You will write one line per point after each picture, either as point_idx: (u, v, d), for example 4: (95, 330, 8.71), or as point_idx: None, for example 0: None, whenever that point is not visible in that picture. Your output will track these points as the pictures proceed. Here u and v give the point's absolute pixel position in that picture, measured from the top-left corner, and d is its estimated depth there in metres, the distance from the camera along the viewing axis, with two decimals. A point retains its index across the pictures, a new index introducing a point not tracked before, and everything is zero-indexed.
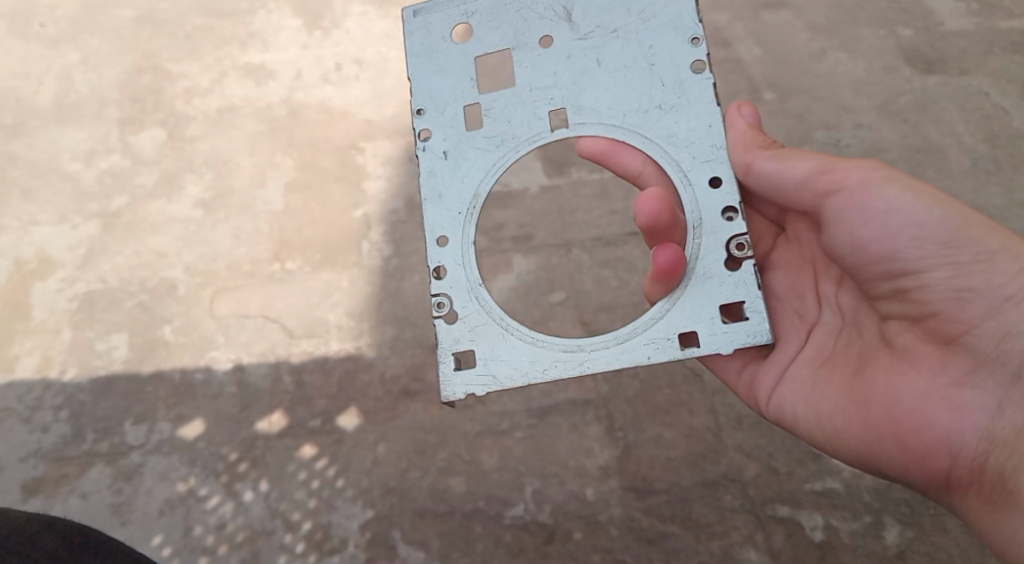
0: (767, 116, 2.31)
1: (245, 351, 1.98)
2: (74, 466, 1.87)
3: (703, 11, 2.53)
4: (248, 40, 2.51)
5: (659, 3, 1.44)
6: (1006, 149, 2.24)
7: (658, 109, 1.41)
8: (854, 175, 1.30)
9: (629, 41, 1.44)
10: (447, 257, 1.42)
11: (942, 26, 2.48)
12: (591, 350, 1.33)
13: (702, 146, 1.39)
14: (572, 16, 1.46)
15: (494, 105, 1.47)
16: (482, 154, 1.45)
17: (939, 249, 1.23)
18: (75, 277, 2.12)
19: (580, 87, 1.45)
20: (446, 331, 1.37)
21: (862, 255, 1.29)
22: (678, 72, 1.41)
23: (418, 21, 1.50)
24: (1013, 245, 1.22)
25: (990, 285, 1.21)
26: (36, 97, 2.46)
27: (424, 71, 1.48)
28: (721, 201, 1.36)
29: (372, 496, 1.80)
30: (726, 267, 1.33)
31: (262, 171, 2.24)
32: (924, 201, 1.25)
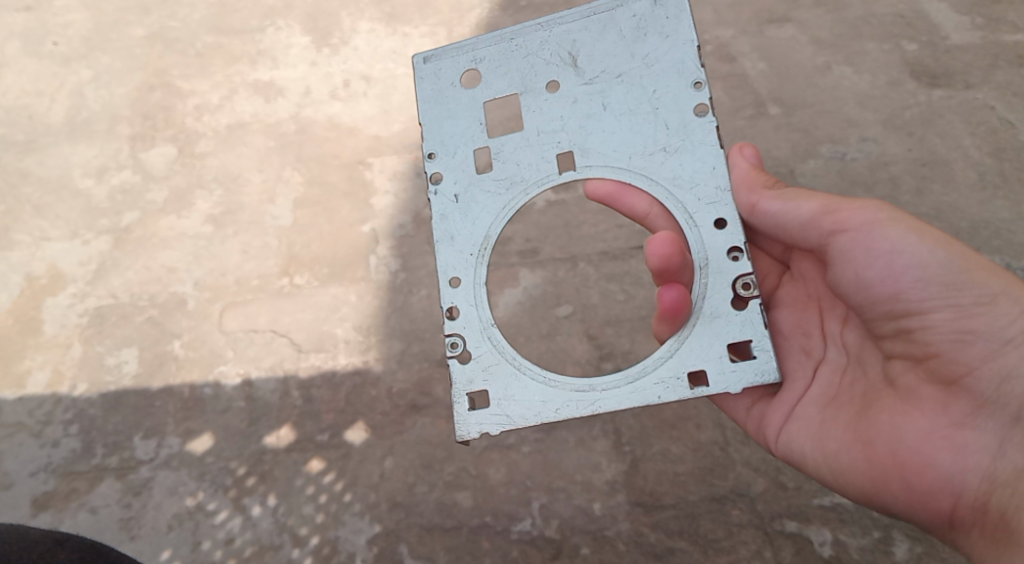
0: (772, 131, 2.33)
1: (253, 365, 2.00)
2: (83, 480, 1.88)
3: (708, 26, 2.55)
4: (257, 57, 2.54)
5: (662, 48, 1.46)
6: (1011, 162, 2.24)
7: (662, 152, 1.43)
8: (858, 215, 1.34)
9: (633, 85, 1.46)
10: (460, 298, 1.45)
11: (946, 40, 2.49)
12: (602, 389, 1.36)
13: (707, 188, 1.40)
14: (577, 62, 1.49)
15: (503, 148, 1.50)
16: (492, 197, 1.49)
17: (940, 290, 1.28)
18: (86, 292, 2.14)
19: (586, 131, 1.47)
20: (460, 371, 1.41)
21: (867, 294, 1.34)
22: (682, 116, 1.43)
23: (429, 67, 1.55)
24: (1013, 288, 1.25)
25: (991, 327, 1.24)
26: (48, 115, 2.49)
27: (435, 117, 1.53)
28: (726, 241, 1.37)
29: (379, 511, 1.80)
30: (733, 306, 1.34)
31: (272, 187, 2.26)
32: (927, 242, 1.29)
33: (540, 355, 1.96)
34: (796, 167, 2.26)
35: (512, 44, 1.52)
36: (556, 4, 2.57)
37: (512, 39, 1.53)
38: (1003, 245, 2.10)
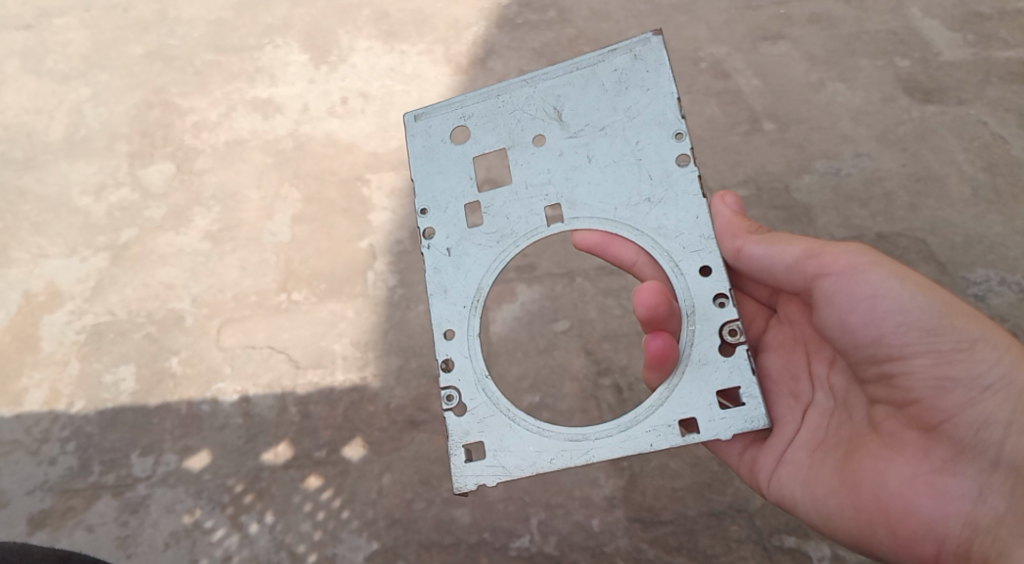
0: (767, 146, 2.35)
1: (251, 382, 1.99)
2: (80, 498, 1.87)
3: (702, 44, 2.59)
4: (255, 75, 2.57)
5: (643, 101, 1.47)
6: (1005, 177, 2.26)
7: (647, 203, 1.44)
8: (842, 259, 1.36)
9: (616, 138, 1.47)
10: (454, 350, 1.46)
11: (938, 57, 2.53)
12: (595, 438, 1.36)
13: (691, 237, 1.41)
14: (562, 115, 1.51)
15: (493, 202, 1.52)
16: (483, 250, 1.50)
17: (922, 337, 1.30)
18: (84, 309, 2.14)
19: (573, 183, 1.49)
20: (456, 423, 1.41)
21: (851, 339, 1.36)
22: (665, 167, 1.45)
23: (419, 125, 1.57)
24: (990, 335, 1.29)
25: (970, 374, 1.28)
26: (47, 132, 2.50)
27: (426, 173, 1.55)
28: (711, 288, 1.38)
29: (377, 528, 1.79)
30: (720, 352, 1.35)
31: (270, 204, 2.27)
32: (909, 289, 1.32)
33: (538, 370, 1.96)
34: (792, 183, 2.28)
35: (499, 101, 1.55)
36: (551, 23, 2.68)
37: (498, 95, 1.55)
38: (998, 259, 2.11)
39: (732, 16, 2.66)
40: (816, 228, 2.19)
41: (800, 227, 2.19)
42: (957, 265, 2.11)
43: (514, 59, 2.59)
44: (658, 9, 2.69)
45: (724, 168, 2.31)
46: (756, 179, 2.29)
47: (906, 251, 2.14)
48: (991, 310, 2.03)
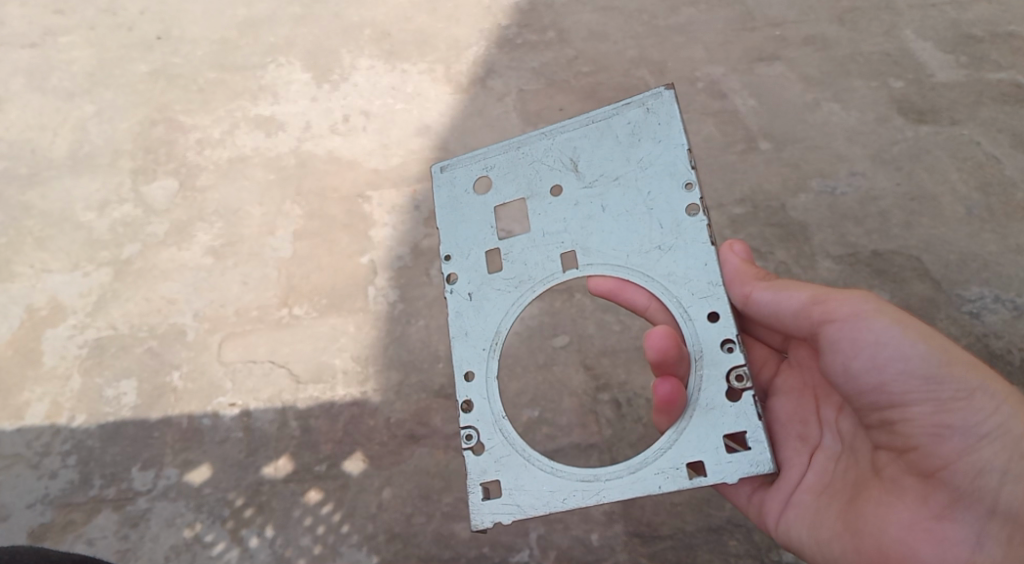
0: (763, 165, 2.39)
1: (251, 396, 2.00)
2: (81, 512, 1.87)
3: (700, 65, 2.65)
4: (258, 93, 2.62)
5: (654, 152, 1.50)
6: (998, 197, 2.29)
7: (657, 250, 1.46)
8: (846, 305, 1.37)
9: (630, 187, 1.50)
10: (474, 391, 1.49)
11: (932, 78, 2.58)
12: (606, 479, 1.38)
13: (700, 282, 1.43)
14: (577, 166, 1.55)
15: (512, 248, 1.55)
16: (502, 295, 1.53)
17: (923, 384, 1.32)
18: (87, 324, 2.15)
19: (588, 231, 1.52)
20: (474, 462, 1.44)
21: (855, 385, 1.37)
22: (675, 216, 1.47)
23: (445, 176, 1.63)
24: (989, 383, 1.31)
25: (968, 421, 1.30)
26: (51, 148, 2.53)
27: (451, 221, 1.60)
28: (719, 333, 1.39)
29: (377, 543, 1.79)
30: (727, 397, 1.35)
31: (271, 220, 2.30)
32: (911, 336, 1.33)
33: (537, 386, 1.96)
34: (788, 201, 2.31)
35: (519, 153, 1.59)
36: (551, 43, 2.74)
37: (519, 147, 1.60)
38: (992, 277, 2.13)
39: (729, 39, 2.72)
40: (813, 245, 2.21)
41: (797, 244, 2.22)
42: (951, 282, 2.13)
43: (514, 78, 2.65)
44: (656, 31, 2.76)
45: (721, 186, 2.34)
46: (753, 197, 2.32)
47: (901, 268, 2.16)
48: (987, 328, 2.04)
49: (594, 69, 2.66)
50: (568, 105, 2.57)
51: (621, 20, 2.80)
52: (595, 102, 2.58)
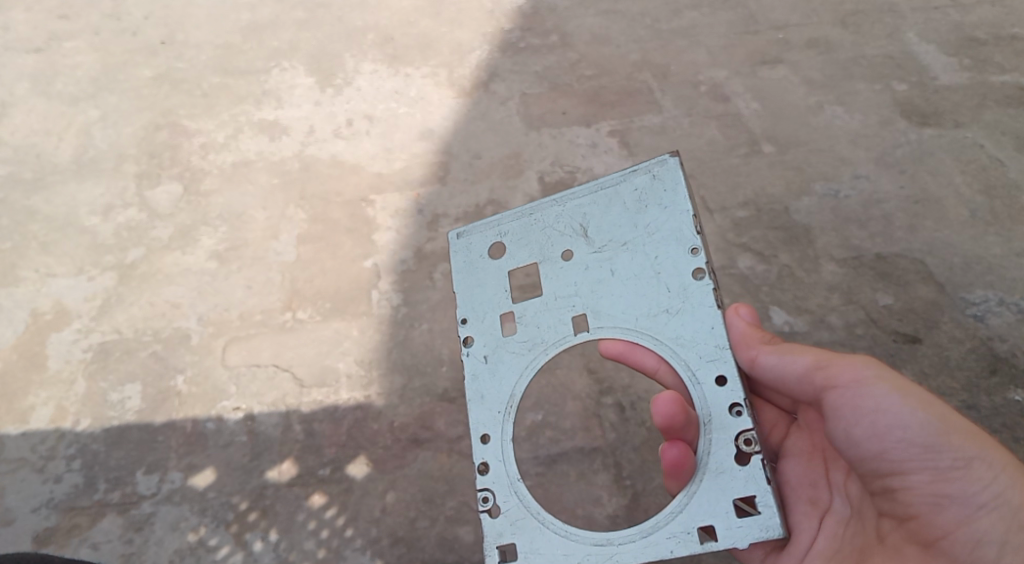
0: (767, 168, 2.39)
1: (255, 400, 1.99)
2: (86, 516, 1.84)
3: (703, 68, 2.69)
4: (262, 98, 2.66)
5: (660, 218, 1.50)
6: (1002, 200, 2.29)
7: (665, 314, 1.47)
8: (850, 372, 1.39)
9: (638, 251, 1.50)
10: (490, 453, 1.49)
11: (936, 81, 2.60)
12: (618, 543, 1.38)
13: (707, 346, 1.43)
14: (587, 229, 1.55)
15: (525, 312, 1.55)
16: (517, 357, 1.53)
17: (921, 452, 1.33)
18: (90, 328, 2.14)
19: (598, 294, 1.52)
20: (491, 524, 1.44)
21: (858, 451, 1.39)
22: (682, 280, 1.47)
23: (461, 242, 1.64)
24: (988, 453, 1.32)
25: (965, 490, 1.31)
26: (56, 153, 2.53)
27: (467, 285, 1.60)
28: (727, 398, 1.39)
29: (381, 546, 1.78)
30: (736, 461, 1.35)
31: (275, 224, 2.32)
32: (912, 404, 1.34)
33: (541, 389, 1.96)
34: (791, 204, 2.31)
35: (532, 218, 1.59)
36: (554, 47, 2.80)
37: (531, 213, 1.60)
38: (996, 280, 2.11)
39: (731, 42, 2.76)
40: (816, 248, 2.20)
41: (801, 247, 2.20)
42: (956, 286, 2.10)
43: (516, 82, 2.71)
44: (658, 34, 2.81)
45: (724, 189, 2.35)
46: (756, 200, 2.32)
47: (905, 271, 2.13)
48: (991, 331, 2.01)
49: (596, 72, 2.71)
50: (569, 109, 2.61)
51: (624, 24, 2.86)
52: (597, 106, 2.62)
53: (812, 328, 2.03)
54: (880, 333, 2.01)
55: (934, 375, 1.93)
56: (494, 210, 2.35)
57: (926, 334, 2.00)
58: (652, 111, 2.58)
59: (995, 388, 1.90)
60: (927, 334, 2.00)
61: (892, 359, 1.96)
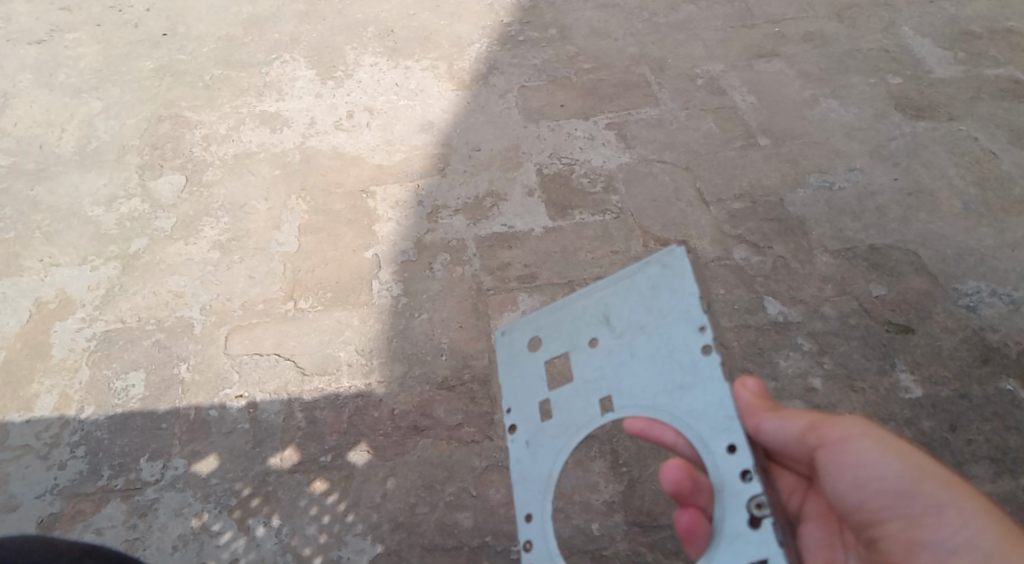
0: (762, 160, 2.45)
1: (257, 388, 2.00)
2: (90, 502, 1.81)
3: (700, 60, 2.81)
4: (263, 89, 2.77)
5: (670, 298, 1.21)
6: (995, 191, 2.32)
7: (680, 390, 1.18)
8: (833, 429, 1.25)
9: (654, 334, 1.22)
10: (533, 532, 1.24)
11: (930, 74, 2.69)
12: None
13: (717, 415, 1.14)
14: (609, 315, 1.28)
15: (560, 397, 1.30)
16: (552, 448, 1.28)
17: (895, 502, 1.22)
18: (94, 317, 2.15)
19: (620, 376, 1.25)
20: None
21: (841, 507, 1.28)
22: (693, 354, 1.17)
23: (505, 337, 1.40)
24: (960, 498, 1.19)
25: (938, 539, 1.19)
26: (58, 145, 2.59)
27: (506, 380, 1.36)
28: (737, 465, 1.10)
29: (382, 531, 1.75)
30: (749, 524, 1.06)
31: (277, 215, 2.37)
32: (888, 456, 1.22)
33: None
34: (786, 197, 2.34)
35: (563, 308, 1.34)
36: (553, 40, 2.95)
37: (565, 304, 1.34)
38: (989, 271, 2.13)
39: (728, 36, 2.90)
40: (811, 239, 2.23)
41: (795, 239, 2.23)
42: (948, 277, 2.13)
43: (515, 74, 2.82)
44: (656, 27, 2.97)
45: (720, 182, 2.40)
46: (752, 192, 2.36)
47: (898, 262, 2.16)
48: (982, 321, 2.03)
49: (596, 65, 2.82)
50: (568, 101, 2.70)
51: (622, 17, 3.03)
52: (595, 98, 2.70)
53: (807, 319, 2.05)
54: (873, 323, 2.03)
55: (926, 364, 1.95)
56: (493, 201, 2.39)
57: (919, 324, 2.03)
58: (650, 104, 2.67)
59: (987, 376, 1.92)
60: (920, 324, 2.03)
61: (884, 348, 1.98)
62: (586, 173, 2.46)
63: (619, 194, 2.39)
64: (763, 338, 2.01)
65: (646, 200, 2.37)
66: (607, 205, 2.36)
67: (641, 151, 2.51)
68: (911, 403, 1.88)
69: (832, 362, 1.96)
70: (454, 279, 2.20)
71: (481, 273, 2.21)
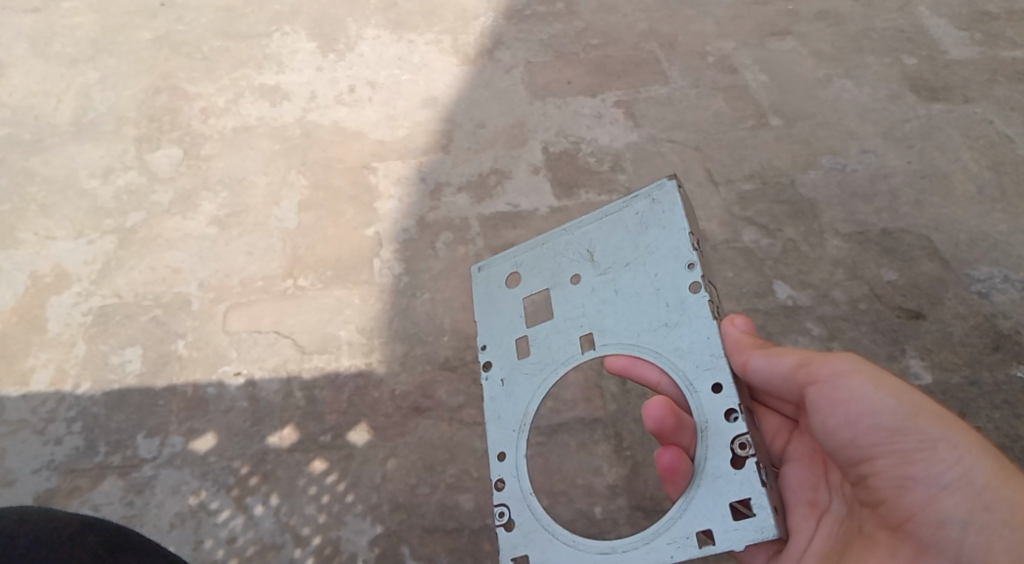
0: (773, 141, 2.40)
1: (256, 366, 1.96)
2: (86, 479, 1.79)
3: (711, 38, 2.74)
4: (263, 62, 2.72)
5: (657, 237, 1.40)
6: (1010, 175, 2.27)
7: (663, 327, 1.36)
8: (828, 366, 1.33)
9: (639, 272, 1.40)
10: (506, 469, 1.42)
11: (946, 55, 2.63)
12: (623, 550, 1.28)
13: (702, 354, 1.31)
14: (593, 254, 1.47)
15: (537, 333, 1.48)
16: (529, 379, 1.46)
17: (888, 436, 1.28)
18: (91, 291, 2.11)
19: (603, 314, 1.43)
20: (505, 538, 1.38)
21: (832, 441, 1.34)
22: (679, 293, 1.36)
23: (482, 275, 1.59)
24: (955, 434, 1.25)
25: (930, 472, 1.25)
26: (54, 115, 2.54)
27: (482, 317, 1.55)
28: (722, 404, 1.27)
29: (382, 512, 1.73)
30: (732, 466, 1.22)
31: (277, 190, 2.33)
32: (882, 391, 1.29)
33: None
34: (797, 178, 2.30)
35: (545, 247, 1.53)
36: (560, 15, 2.88)
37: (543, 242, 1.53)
38: (1002, 257, 2.09)
39: (740, 13, 2.83)
40: (821, 222, 2.19)
41: (805, 222, 2.19)
42: (961, 262, 2.08)
43: (521, 50, 2.75)
44: (666, 3, 2.90)
45: (729, 162, 2.35)
46: (762, 173, 2.31)
47: (910, 247, 2.12)
48: (995, 308, 1.99)
49: (604, 41, 2.76)
50: (575, 78, 2.64)
51: None
52: (603, 75, 2.64)
53: (816, 303, 2.01)
54: (883, 308, 1.99)
55: (936, 351, 1.91)
56: (498, 179, 2.34)
57: (930, 310, 1.99)
58: (659, 81, 2.61)
59: (998, 364, 1.89)
60: (931, 310, 1.99)
61: (895, 333, 1.95)
62: (593, 152, 2.41)
63: (626, 173, 2.34)
64: (771, 322, 1.98)
65: (654, 180, 2.32)
66: (614, 184, 2.31)
67: (649, 130, 2.46)
68: (921, 390, 1.84)
69: (840, 348, 1.93)
70: (456, 259, 2.16)
71: (485, 252, 2.17)
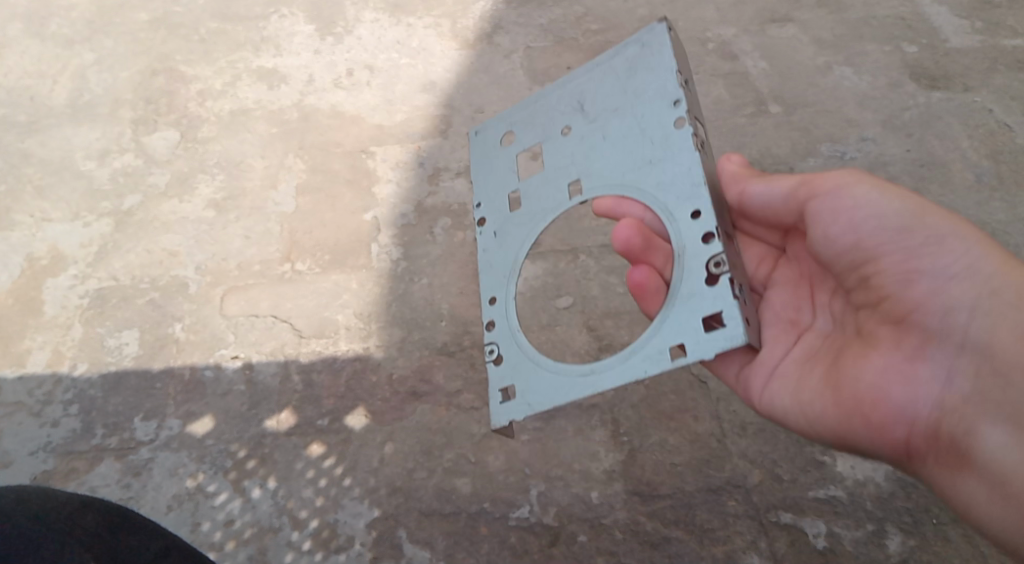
0: (772, 128, 2.39)
1: (254, 349, 1.96)
2: (83, 460, 1.79)
3: (712, 24, 2.73)
4: (260, 44, 2.70)
5: (648, 84, 1.46)
6: (1008, 164, 2.27)
7: (648, 165, 1.42)
8: (827, 180, 1.41)
9: (626, 115, 1.48)
10: (507, 348, 1.47)
11: (946, 43, 2.62)
12: (601, 371, 1.33)
13: (682, 185, 1.37)
14: (584, 104, 1.56)
15: (529, 191, 1.58)
16: (520, 229, 1.56)
17: (894, 238, 1.34)
18: (87, 274, 2.10)
19: (591, 159, 1.52)
20: (494, 373, 1.46)
21: (831, 248, 1.41)
22: (665, 130, 1.41)
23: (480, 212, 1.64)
24: (962, 229, 1.32)
25: (935, 266, 1.31)
26: (50, 96, 2.53)
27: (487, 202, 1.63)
28: (700, 230, 1.32)
29: (379, 496, 1.73)
30: (706, 282, 1.27)
31: (275, 174, 2.32)
32: (886, 197, 1.37)
33: (540, 345, 1.95)
34: (796, 166, 2.30)
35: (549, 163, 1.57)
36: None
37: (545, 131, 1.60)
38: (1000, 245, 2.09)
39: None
40: None
41: None
42: None
43: (521, 34, 2.74)
44: None
45: (729, 149, 2.35)
46: (762, 160, 2.31)
47: None
48: None
49: (604, 26, 2.75)
50: (575, 63, 2.63)
51: None
52: None
53: None
54: None
55: None
56: None
57: None
58: None
59: None
60: None
61: None
62: None
63: None
64: None
65: None
66: None
67: None
68: None
69: None
70: (454, 244, 2.15)
71: None
